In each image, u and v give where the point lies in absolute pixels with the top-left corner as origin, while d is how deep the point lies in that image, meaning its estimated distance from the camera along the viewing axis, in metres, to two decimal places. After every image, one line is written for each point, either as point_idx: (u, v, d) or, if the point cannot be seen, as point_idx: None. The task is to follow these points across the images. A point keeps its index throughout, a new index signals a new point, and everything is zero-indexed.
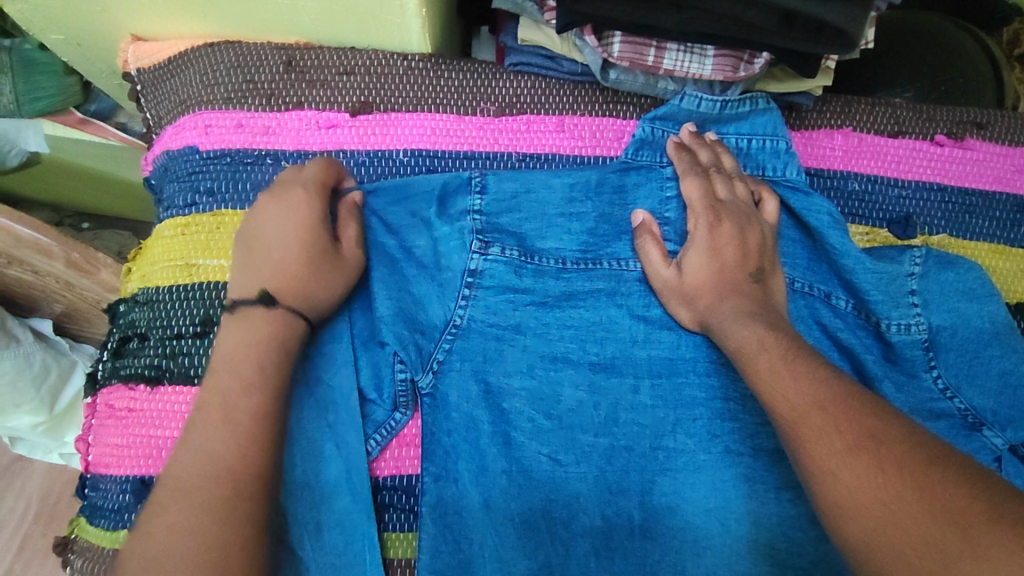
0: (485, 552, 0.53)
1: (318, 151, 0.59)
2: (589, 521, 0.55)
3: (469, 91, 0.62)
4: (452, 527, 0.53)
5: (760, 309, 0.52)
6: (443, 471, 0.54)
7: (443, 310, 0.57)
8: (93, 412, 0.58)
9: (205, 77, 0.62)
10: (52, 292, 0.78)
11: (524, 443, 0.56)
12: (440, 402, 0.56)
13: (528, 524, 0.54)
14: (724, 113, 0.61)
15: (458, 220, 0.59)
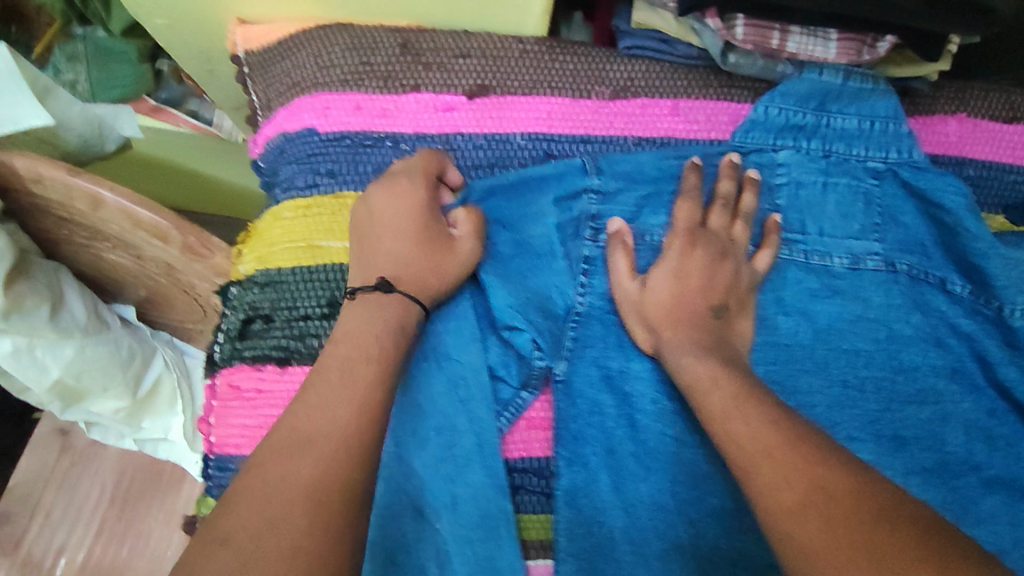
0: (616, 534, 0.55)
1: (436, 134, 0.59)
2: (715, 502, 0.56)
3: (584, 75, 0.61)
4: (584, 508, 0.55)
5: (715, 345, 0.52)
6: (575, 455, 0.56)
7: (563, 296, 0.58)
8: (211, 393, 0.58)
9: (318, 60, 0.61)
10: (148, 277, 0.79)
11: (651, 426, 0.57)
12: (570, 389, 0.56)
13: (658, 507, 0.56)
14: (847, 85, 0.59)
15: (574, 203, 0.58)
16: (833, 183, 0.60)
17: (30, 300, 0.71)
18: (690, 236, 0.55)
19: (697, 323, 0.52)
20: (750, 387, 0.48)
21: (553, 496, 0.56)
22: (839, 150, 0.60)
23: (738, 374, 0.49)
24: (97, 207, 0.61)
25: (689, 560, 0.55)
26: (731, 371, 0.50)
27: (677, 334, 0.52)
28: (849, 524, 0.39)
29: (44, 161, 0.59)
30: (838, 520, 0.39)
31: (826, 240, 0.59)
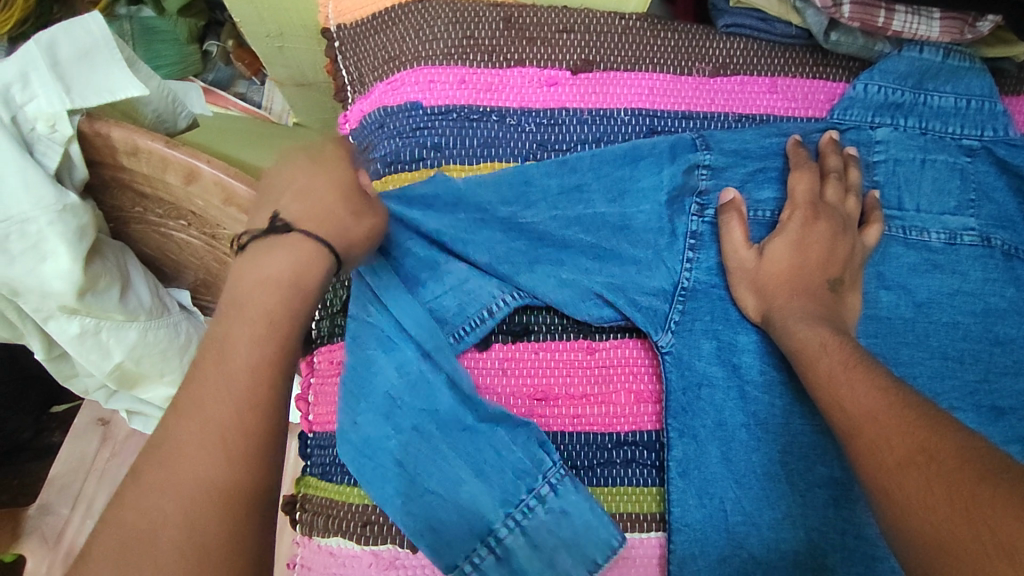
0: (727, 505, 0.53)
1: (541, 108, 0.59)
2: (828, 473, 0.53)
3: (684, 51, 0.62)
4: (695, 480, 0.53)
5: (827, 312, 0.52)
6: (686, 427, 0.54)
7: (670, 273, 0.57)
8: (310, 370, 0.59)
9: (419, 33, 0.61)
10: (213, 258, 0.77)
11: (761, 398, 0.55)
12: (681, 361, 0.55)
13: (767, 478, 0.53)
14: (946, 63, 0.61)
15: (687, 175, 0.58)
16: (931, 160, 0.60)
17: (102, 281, 0.68)
18: (814, 206, 0.56)
19: (813, 294, 0.53)
20: (861, 353, 0.48)
21: (663, 467, 0.54)
22: (936, 127, 0.61)
23: (848, 342, 0.49)
24: (191, 180, 0.60)
25: (800, 531, 0.52)
26: (842, 337, 0.50)
27: (792, 303, 0.52)
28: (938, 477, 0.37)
29: (140, 133, 0.58)
30: (929, 466, 0.38)
31: (924, 215, 0.59)
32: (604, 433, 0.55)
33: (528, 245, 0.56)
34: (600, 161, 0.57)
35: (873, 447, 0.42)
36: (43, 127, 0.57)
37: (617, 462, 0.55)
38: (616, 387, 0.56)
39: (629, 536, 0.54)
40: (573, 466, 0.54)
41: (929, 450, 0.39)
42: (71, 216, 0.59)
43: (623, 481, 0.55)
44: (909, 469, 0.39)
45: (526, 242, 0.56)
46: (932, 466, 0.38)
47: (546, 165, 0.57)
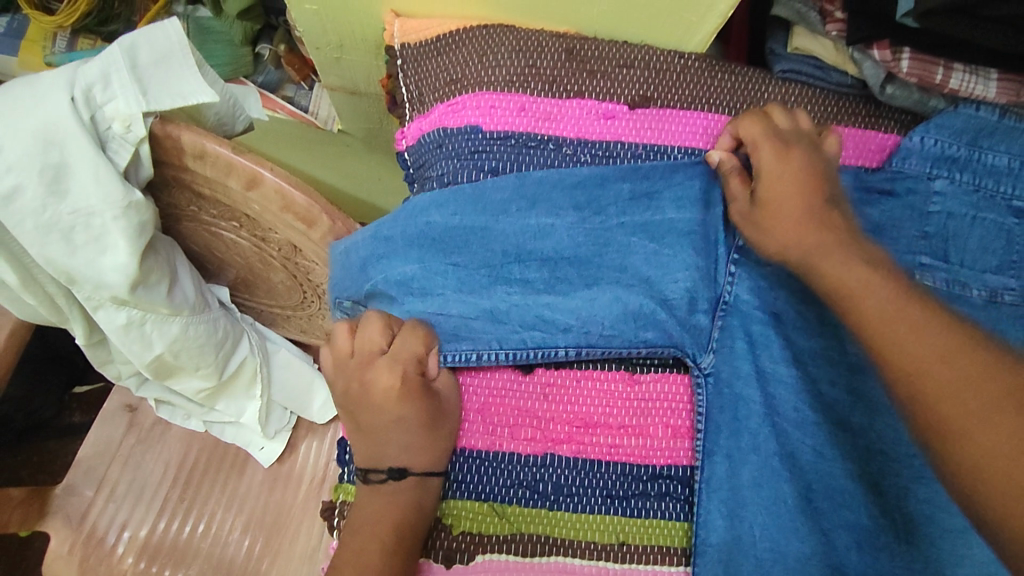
0: (757, 531, 0.53)
1: (598, 140, 0.61)
2: (855, 521, 0.54)
3: (740, 94, 0.63)
4: (728, 517, 0.54)
5: None
6: (722, 467, 0.54)
7: (712, 290, 0.58)
8: None
9: (482, 58, 0.62)
10: (257, 259, 0.79)
11: (792, 434, 0.55)
12: (718, 397, 0.56)
13: (795, 522, 0.53)
14: (1002, 122, 0.62)
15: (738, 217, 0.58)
16: (981, 217, 0.61)
17: (153, 275, 0.70)
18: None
19: None
20: None
21: (695, 499, 0.55)
22: (988, 185, 0.62)
23: None
24: (252, 186, 0.62)
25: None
26: None
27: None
28: None
29: (209, 139, 0.60)
30: None
31: (967, 270, 0.60)
32: (642, 465, 0.56)
33: (591, 250, 0.58)
34: (674, 171, 0.58)
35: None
36: (118, 127, 0.59)
37: (653, 493, 0.56)
38: (656, 420, 0.57)
39: (658, 568, 0.54)
40: (609, 496, 0.55)
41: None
42: (134, 212, 0.61)
43: (658, 514, 0.55)
44: None
45: (590, 246, 0.58)
46: None
47: (622, 171, 0.58)
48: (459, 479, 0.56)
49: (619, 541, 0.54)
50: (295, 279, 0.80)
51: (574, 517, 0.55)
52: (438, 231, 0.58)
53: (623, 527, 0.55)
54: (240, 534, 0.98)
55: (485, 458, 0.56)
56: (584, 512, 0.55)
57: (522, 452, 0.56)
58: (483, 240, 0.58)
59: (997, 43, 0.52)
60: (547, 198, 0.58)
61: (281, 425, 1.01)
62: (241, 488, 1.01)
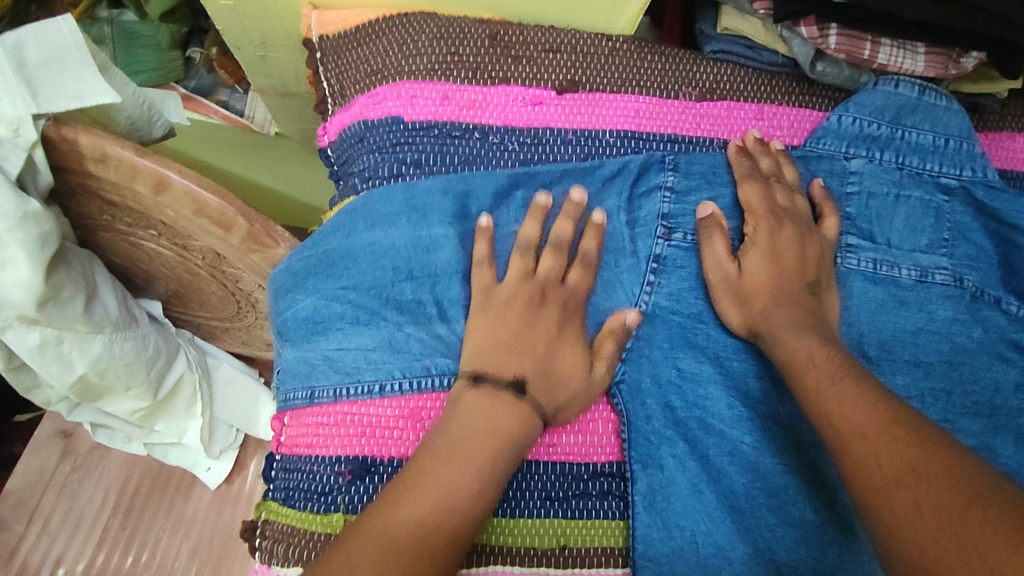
0: (699, 539, 0.51)
1: (525, 127, 0.58)
2: (800, 513, 0.52)
3: (671, 75, 0.61)
4: (662, 512, 0.51)
5: (816, 321, 0.52)
6: (648, 457, 0.53)
7: (627, 294, 0.55)
8: (279, 427, 0.56)
9: (402, 47, 0.59)
10: (184, 269, 0.75)
11: (727, 433, 0.53)
12: (633, 388, 0.54)
13: (737, 510, 0.51)
14: (923, 99, 0.61)
15: (650, 196, 0.57)
16: (906, 196, 0.60)
17: (66, 290, 0.66)
18: (775, 216, 0.55)
19: (800, 304, 0.53)
20: (849, 366, 0.48)
21: (628, 496, 0.52)
22: (913, 163, 0.61)
23: (838, 353, 0.49)
24: (161, 190, 0.58)
25: (769, 568, 0.50)
26: (832, 349, 0.49)
27: (778, 312, 0.52)
28: (925, 505, 0.37)
29: (109, 141, 0.56)
30: (912, 489, 0.39)
31: (895, 251, 0.59)
32: (582, 463, 0.54)
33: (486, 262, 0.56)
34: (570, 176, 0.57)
35: (864, 464, 0.42)
36: (7, 130, 0.55)
37: (591, 492, 0.53)
38: (595, 416, 0.54)
39: (602, 571, 0.51)
40: (547, 497, 0.52)
41: (918, 470, 0.39)
42: (32, 223, 0.56)
43: (596, 513, 0.53)
44: (899, 491, 0.39)
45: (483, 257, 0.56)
46: (920, 489, 0.38)
47: (516, 176, 0.56)
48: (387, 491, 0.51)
49: (559, 545, 0.52)
50: (226, 289, 0.76)
51: (512, 522, 0.52)
52: (337, 244, 0.56)
53: (563, 530, 0.52)
54: (186, 561, 0.93)
55: None
56: (522, 516, 0.52)
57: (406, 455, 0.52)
58: (373, 257, 0.55)
59: (923, 14, 0.51)
60: (434, 208, 0.55)
61: (226, 444, 0.96)
62: (187, 512, 0.96)
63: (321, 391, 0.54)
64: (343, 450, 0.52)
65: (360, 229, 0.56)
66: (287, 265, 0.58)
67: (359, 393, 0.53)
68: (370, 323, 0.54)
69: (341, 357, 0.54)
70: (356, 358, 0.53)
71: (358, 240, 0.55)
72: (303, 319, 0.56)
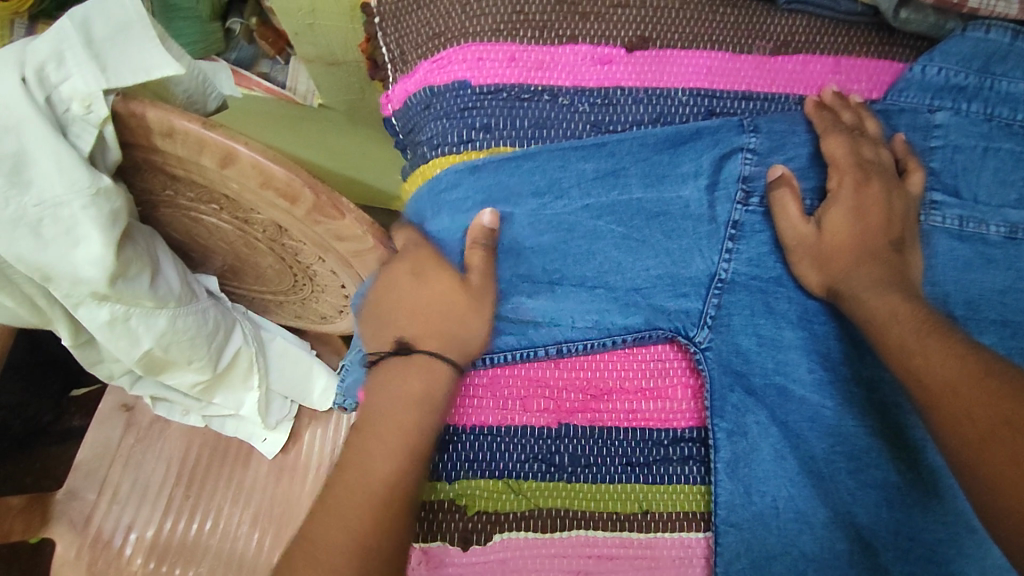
0: (780, 504, 0.51)
1: (595, 88, 0.56)
2: (883, 476, 0.50)
3: (745, 28, 0.59)
4: (744, 478, 0.51)
5: (899, 279, 0.50)
6: (738, 426, 0.52)
7: (706, 263, 0.54)
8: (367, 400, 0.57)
9: (467, 7, 0.57)
10: (240, 242, 0.75)
11: (806, 399, 0.52)
12: (717, 358, 0.53)
13: (816, 475, 0.51)
14: (1015, 45, 0.58)
15: (729, 161, 0.55)
16: (994, 148, 0.57)
17: (133, 267, 0.67)
18: (860, 169, 0.53)
19: (884, 261, 0.51)
20: (939, 323, 0.46)
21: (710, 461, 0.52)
22: (1003, 114, 0.58)
23: (924, 308, 0.47)
24: (227, 162, 0.57)
25: (850, 530, 0.50)
26: (918, 305, 0.47)
27: (858, 271, 0.51)
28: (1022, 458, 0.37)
29: (177, 114, 0.55)
30: (1011, 443, 0.38)
31: (983, 207, 0.56)
32: (662, 429, 0.53)
33: (556, 239, 0.54)
34: (641, 144, 0.54)
35: (954, 419, 0.41)
36: (78, 107, 0.55)
37: (672, 457, 0.53)
38: (674, 381, 0.54)
39: (684, 535, 0.52)
40: (628, 463, 0.53)
41: (1014, 424, 0.38)
42: (104, 199, 0.56)
43: (678, 478, 0.52)
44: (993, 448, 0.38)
45: (554, 233, 0.54)
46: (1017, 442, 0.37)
47: (583, 149, 0.54)
48: (472, 457, 0.53)
49: (641, 510, 0.52)
50: (284, 263, 0.76)
51: (593, 488, 0.52)
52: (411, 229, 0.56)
53: (643, 495, 0.52)
54: (249, 527, 0.96)
55: (495, 433, 0.53)
56: (604, 482, 0.52)
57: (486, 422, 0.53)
58: (443, 242, 0.55)
59: None
60: (505, 186, 0.54)
61: (283, 415, 0.98)
62: (246, 481, 0.99)
63: None
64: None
65: (428, 214, 0.55)
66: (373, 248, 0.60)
67: None
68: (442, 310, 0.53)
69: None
70: None
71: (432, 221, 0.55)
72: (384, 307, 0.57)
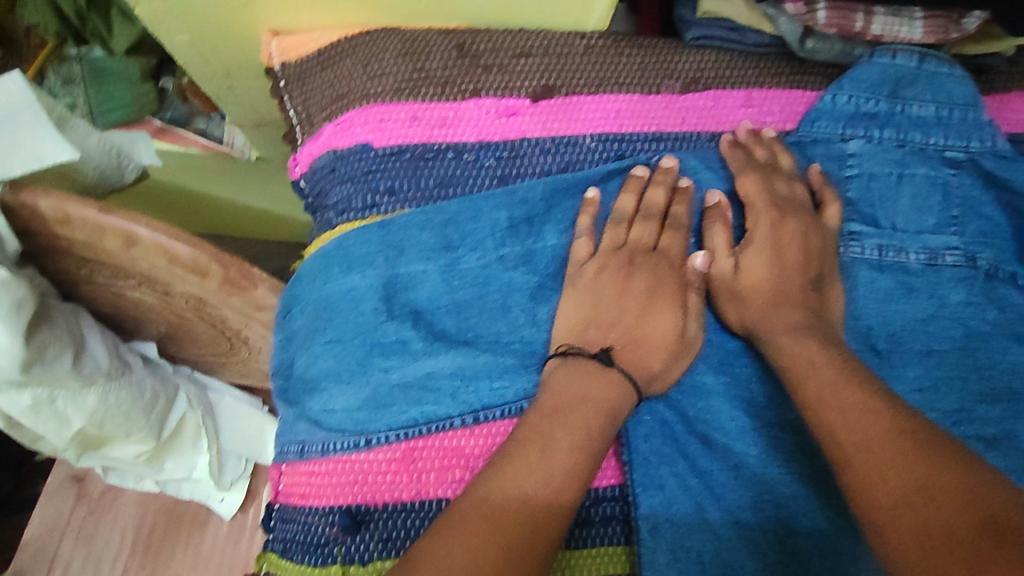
0: (706, 558, 0.48)
1: (501, 141, 0.55)
2: (812, 524, 0.49)
3: (653, 69, 0.58)
4: (666, 535, 0.49)
5: (814, 323, 0.49)
6: (648, 479, 0.51)
7: None
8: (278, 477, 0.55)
9: (368, 68, 0.56)
10: (168, 312, 0.73)
11: (729, 446, 0.51)
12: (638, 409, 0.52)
13: (744, 526, 0.49)
14: (922, 68, 0.57)
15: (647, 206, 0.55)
16: (908, 174, 0.57)
17: (53, 348, 0.64)
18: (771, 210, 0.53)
19: (799, 305, 0.50)
20: (854, 371, 0.45)
21: (632, 528, 0.51)
22: (915, 139, 0.58)
23: (839, 355, 0.46)
24: (129, 244, 0.56)
25: None
26: (834, 353, 0.46)
27: (774, 316, 0.50)
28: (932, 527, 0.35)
29: (73, 200, 0.54)
30: (922, 509, 0.36)
31: (901, 234, 0.56)
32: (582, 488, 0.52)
33: (470, 294, 0.52)
34: (554, 189, 0.53)
35: (868, 482, 0.39)
36: None
37: (595, 516, 0.51)
38: None
39: None
40: None
41: (927, 490, 0.36)
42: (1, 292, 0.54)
43: (598, 539, 0.51)
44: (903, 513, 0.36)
45: (469, 290, 0.52)
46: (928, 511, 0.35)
47: (495, 197, 0.53)
48: (388, 537, 0.49)
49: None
50: (215, 329, 0.74)
51: None
52: (321, 293, 0.54)
53: (568, 561, 0.50)
54: None
55: (411, 509, 0.49)
56: None
57: (400, 499, 0.49)
58: (352, 304, 0.52)
59: None
60: (413, 243, 0.52)
61: (238, 475, 0.95)
62: (204, 547, 0.96)
63: (310, 445, 0.52)
64: (337, 499, 0.50)
65: (339, 276, 0.53)
66: (288, 312, 0.57)
67: (346, 448, 0.50)
68: (356, 379, 0.51)
69: (328, 418, 0.51)
70: (344, 418, 0.51)
71: (342, 282, 0.53)
72: (302, 375, 0.54)
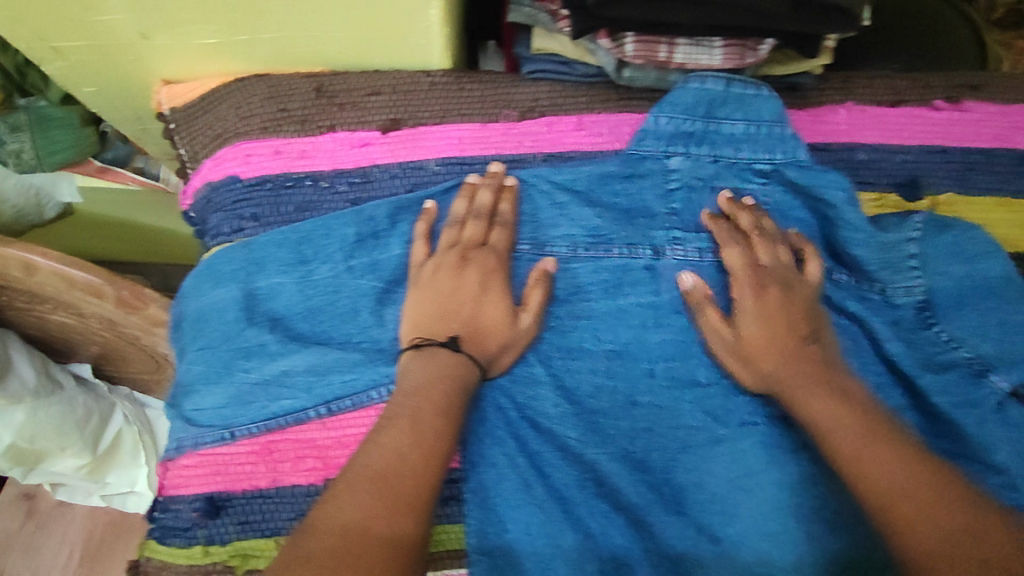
0: (532, 530, 0.55)
1: (353, 169, 0.62)
2: (626, 497, 0.56)
3: (492, 100, 0.65)
4: (495, 510, 0.55)
5: None
6: (478, 458, 0.56)
7: None
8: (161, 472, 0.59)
9: (239, 111, 0.64)
10: (91, 333, 0.80)
11: (554, 430, 0.58)
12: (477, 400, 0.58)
13: (565, 502, 0.56)
14: (730, 91, 0.64)
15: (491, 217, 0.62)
16: (723, 185, 0.64)
17: None
18: None
19: None
20: None
21: (463, 499, 0.57)
22: (727, 155, 0.64)
23: None
24: (31, 273, 0.63)
25: (602, 551, 0.54)
26: None
27: None
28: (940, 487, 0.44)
29: None
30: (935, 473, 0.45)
31: (720, 236, 0.62)
32: None
33: (322, 302, 0.59)
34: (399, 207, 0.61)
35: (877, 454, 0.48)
36: None
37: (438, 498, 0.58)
38: None
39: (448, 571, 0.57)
40: None
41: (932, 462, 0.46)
42: None
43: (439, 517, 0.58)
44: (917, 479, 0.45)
45: (321, 297, 0.59)
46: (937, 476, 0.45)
47: (344, 216, 0.60)
48: (245, 520, 0.56)
49: None
50: (136, 347, 0.81)
51: None
52: (196, 305, 0.61)
53: None
54: None
55: (268, 495, 0.56)
56: None
57: (259, 485, 0.56)
58: (220, 315, 0.59)
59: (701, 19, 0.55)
60: (273, 260, 0.59)
61: None
62: None
63: (185, 441, 0.58)
64: (203, 489, 0.57)
65: (210, 290, 0.60)
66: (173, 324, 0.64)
67: (213, 441, 0.57)
68: (221, 383, 0.58)
69: (199, 416, 0.58)
70: (212, 416, 0.57)
71: (213, 294, 0.60)
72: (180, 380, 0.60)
